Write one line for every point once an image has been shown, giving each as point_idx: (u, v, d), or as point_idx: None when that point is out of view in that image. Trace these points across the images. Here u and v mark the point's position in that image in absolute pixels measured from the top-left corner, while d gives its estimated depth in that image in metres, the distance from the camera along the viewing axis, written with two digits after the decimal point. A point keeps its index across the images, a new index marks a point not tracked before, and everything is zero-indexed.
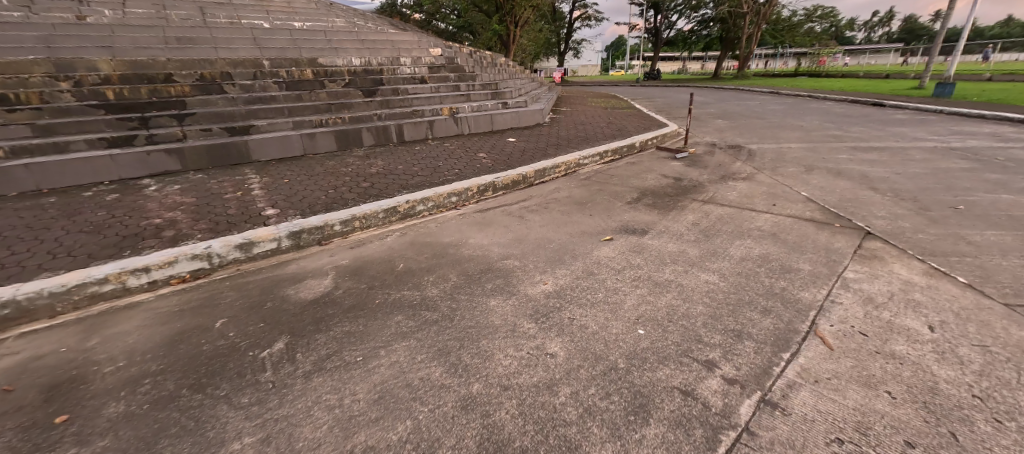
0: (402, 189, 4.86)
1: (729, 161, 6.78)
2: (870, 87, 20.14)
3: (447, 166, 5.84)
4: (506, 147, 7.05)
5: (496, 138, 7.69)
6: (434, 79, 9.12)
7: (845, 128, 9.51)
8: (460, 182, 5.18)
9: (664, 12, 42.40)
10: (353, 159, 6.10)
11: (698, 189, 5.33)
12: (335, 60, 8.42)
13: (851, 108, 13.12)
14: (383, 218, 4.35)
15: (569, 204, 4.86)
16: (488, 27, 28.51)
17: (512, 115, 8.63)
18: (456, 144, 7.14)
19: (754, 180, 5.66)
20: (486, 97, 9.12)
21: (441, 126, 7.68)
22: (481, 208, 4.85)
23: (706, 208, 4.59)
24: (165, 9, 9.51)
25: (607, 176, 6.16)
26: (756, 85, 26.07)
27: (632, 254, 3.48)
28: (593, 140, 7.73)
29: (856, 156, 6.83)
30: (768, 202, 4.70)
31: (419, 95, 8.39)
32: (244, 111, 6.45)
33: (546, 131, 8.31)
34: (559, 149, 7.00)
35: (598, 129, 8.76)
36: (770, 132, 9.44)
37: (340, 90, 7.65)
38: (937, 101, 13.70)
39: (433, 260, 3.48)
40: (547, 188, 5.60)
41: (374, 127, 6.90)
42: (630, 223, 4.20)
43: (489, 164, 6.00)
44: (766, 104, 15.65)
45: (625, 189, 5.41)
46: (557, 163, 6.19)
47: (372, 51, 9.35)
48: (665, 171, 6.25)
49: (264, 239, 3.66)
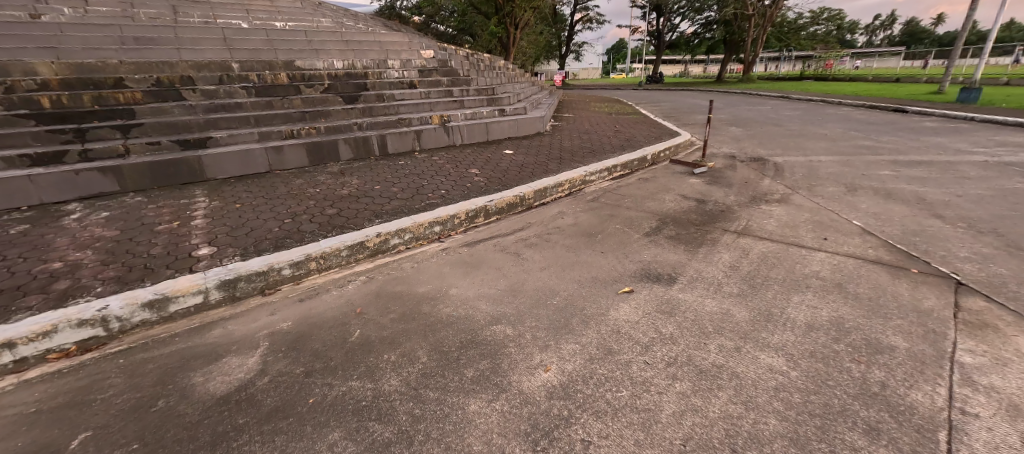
0: (374, 216, 4.05)
1: (755, 179, 5.97)
2: (885, 92, 19.32)
3: (432, 185, 5.02)
4: (501, 161, 6.24)
5: (492, 150, 6.88)
6: (424, 84, 8.32)
7: (875, 138, 8.67)
8: (444, 206, 4.37)
9: (667, 15, 41.71)
10: (325, 177, 5.29)
11: (726, 215, 4.52)
12: (314, 62, 7.62)
13: (873, 114, 12.31)
14: (347, 256, 3.54)
15: (574, 235, 4.05)
16: (488, 29, 27.77)
17: (509, 124, 7.83)
18: (446, 158, 6.33)
19: (790, 203, 4.86)
20: (481, 104, 8.33)
21: (430, 136, 6.87)
22: (469, 240, 4.04)
23: (742, 243, 3.77)
24: (133, 7, 8.72)
25: (617, 196, 5.36)
26: (764, 89, 25.23)
27: (660, 315, 2.65)
28: (599, 152, 6.92)
29: (899, 173, 6.01)
30: (816, 235, 3.89)
31: (407, 101, 7.59)
32: (202, 121, 5.65)
33: (547, 142, 7.51)
34: (561, 163, 6.19)
35: (605, 138, 7.95)
36: (793, 142, 8.62)
37: (318, 96, 6.85)
38: (963, 107, 12.87)
39: (399, 324, 2.66)
40: (549, 212, 4.79)
41: (353, 139, 6.09)
42: (652, 264, 3.40)
43: (480, 182, 5.18)
44: (779, 110, 14.84)
45: (640, 214, 4.60)
46: (560, 181, 5.39)
47: (357, 53, 8.54)
48: (684, 191, 5.44)
49: (184, 293, 2.84)
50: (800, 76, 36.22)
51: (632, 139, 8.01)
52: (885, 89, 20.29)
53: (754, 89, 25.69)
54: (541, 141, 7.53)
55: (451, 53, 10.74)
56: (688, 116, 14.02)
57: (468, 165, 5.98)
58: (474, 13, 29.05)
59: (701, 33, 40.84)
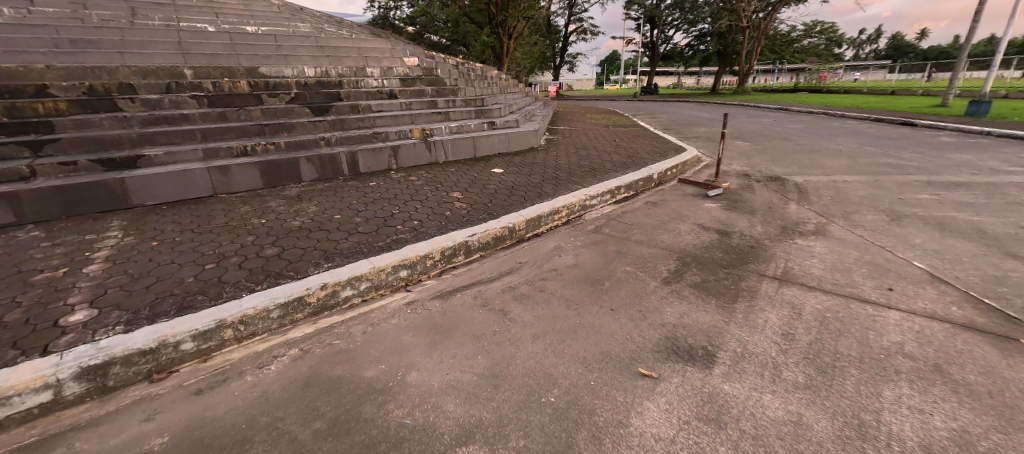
0: (323, 259, 3.21)
1: (779, 204, 5.21)
2: (886, 104, 18.91)
3: (403, 213, 4.19)
4: (488, 181, 5.44)
5: (479, 168, 6.08)
6: (406, 94, 7.53)
7: (895, 155, 8.00)
8: (414, 243, 3.54)
9: (661, 27, 41.64)
10: (278, 203, 4.44)
11: (758, 253, 3.74)
12: (281, 69, 6.82)
13: (882, 128, 11.74)
14: (279, 318, 2.70)
15: (575, 283, 3.24)
16: (481, 39, 27.27)
17: (499, 139, 7.05)
18: (425, 177, 5.52)
19: (829, 237, 4.09)
20: (469, 116, 7.55)
21: (409, 153, 6.06)
22: (443, 290, 3.20)
23: (789, 295, 2.98)
24: (85, 8, 7.89)
25: (623, 225, 4.56)
26: (761, 101, 24.82)
27: (706, 429, 1.83)
28: (599, 171, 6.15)
29: (940, 196, 5.29)
30: (876, 284, 3.12)
31: (385, 113, 6.80)
32: (136, 136, 4.79)
33: (541, 159, 6.74)
34: (558, 184, 5.40)
35: (605, 155, 7.19)
36: (809, 158, 7.93)
37: (281, 107, 6.03)
38: (974, 121, 12.34)
39: (325, 443, 1.81)
40: (543, 249, 3.97)
41: (317, 157, 5.26)
42: (679, 330, 2.59)
43: (462, 209, 4.36)
44: (783, 122, 14.28)
45: (654, 251, 3.80)
46: (556, 207, 4.59)
47: (332, 60, 7.74)
48: (701, 219, 4.67)
49: (21, 390, 1.98)
50: (794, 88, 36.13)
51: (635, 155, 7.26)
52: (885, 102, 19.88)
53: (751, 101, 25.30)
54: (534, 158, 6.77)
55: (438, 62, 9.99)
56: (689, 128, 13.38)
57: (450, 186, 5.17)
58: (468, 23, 28.56)
59: (695, 45, 40.80)
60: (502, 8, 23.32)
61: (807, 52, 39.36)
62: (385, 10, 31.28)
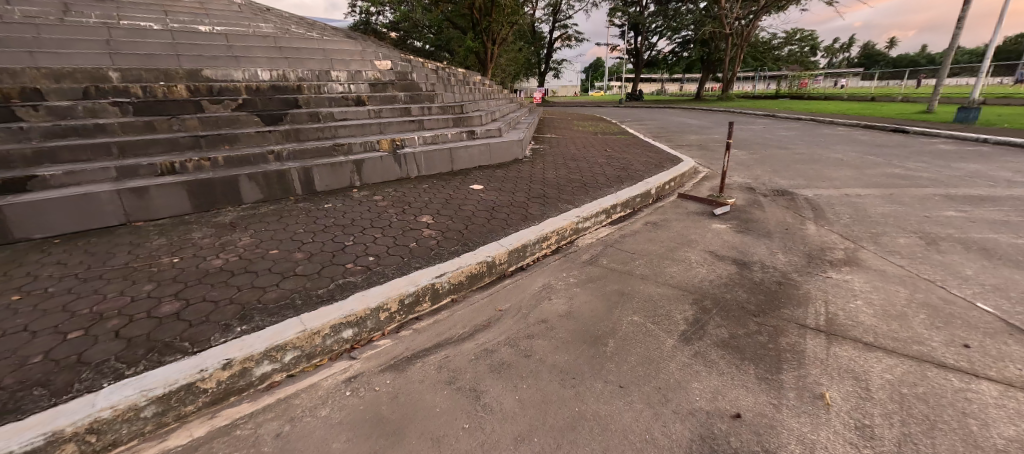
0: (237, 318, 2.42)
1: (795, 223, 4.61)
2: (870, 111, 18.90)
3: (358, 245, 3.42)
4: (465, 201, 4.69)
5: (456, 184, 5.34)
6: (376, 100, 6.75)
7: (900, 164, 7.57)
8: (364, 290, 2.77)
9: (645, 34, 41.72)
10: (205, 233, 3.62)
11: (789, 291, 3.09)
12: (230, 72, 5.99)
13: (876, 135, 11.44)
14: (156, 417, 1.90)
15: (570, 342, 2.52)
16: (465, 45, 26.69)
17: (480, 150, 6.33)
18: (392, 196, 4.75)
19: (866, 267, 3.48)
20: (446, 125, 6.82)
21: (375, 167, 5.29)
22: (398, 356, 2.44)
23: (845, 358, 2.32)
24: (7, 4, 6.93)
25: (623, 253, 3.87)
26: (746, 107, 24.72)
27: None
28: (591, 186, 5.47)
29: (968, 213, 4.77)
30: (946, 339, 2.49)
31: (349, 121, 6.02)
32: (32, 151, 3.91)
33: (526, 173, 6.04)
34: (545, 203, 4.70)
35: (596, 167, 6.53)
36: (812, 169, 7.43)
37: (225, 115, 5.20)
38: (965, 127, 12.16)
39: None
40: (529, 289, 3.24)
41: (262, 174, 4.45)
42: (716, 422, 1.89)
43: (432, 238, 3.62)
44: (773, 129, 13.95)
45: (664, 291, 3.11)
46: (544, 233, 3.88)
47: (293, 63, 6.93)
48: (712, 245, 4.02)
49: None
50: (775, 95, 36.48)
51: (629, 167, 6.62)
52: (868, 108, 19.91)
53: (736, 107, 25.23)
54: (518, 171, 6.07)
55: (414, 65, 9.23)
56: (679, 136, 12.88)
57: (420, 206, 4.42)
58: (451, 29, 27.95)
59: (679, 52, 40.99)
60: (486, 13, 22.75)
61: (788, 60, 39.91)
62: (367, 15, 30.47)
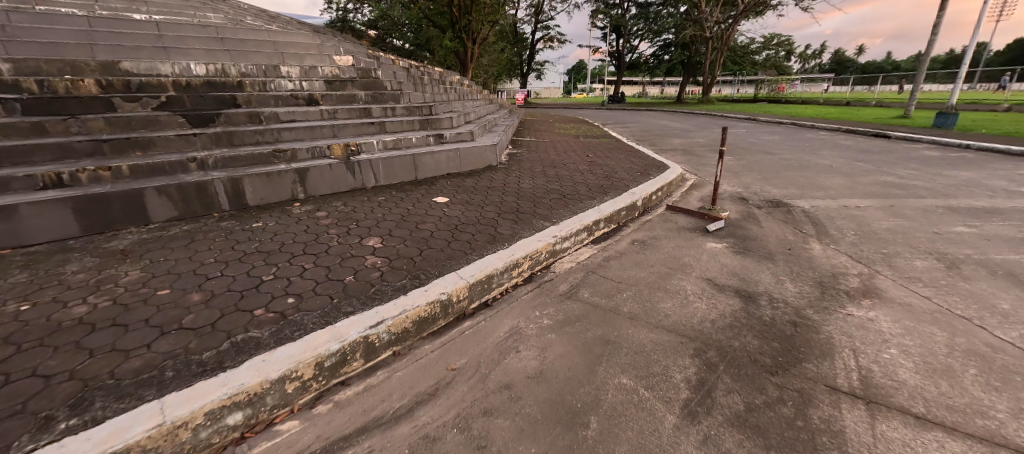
0: (67, 408, 1.70)
1: (797, 241, 4.11)
2: (849, 115, 18.99)
3: (278, 281, 2.72)
4: (425, 217, 4.02)
5: (417, 196, 4.66)
6: (331, 99, 6.00)
7: (891, 172, 7.25)
8: (269, 350, 2.08)
9: (627, 36, 41.69)
10: (84, 266, 2.86)
11: (808, 335, 2.54)
12: (155, 66, 5.16)
13: (860, 140, 11.24)
14: None
15: (540, 422, 1.89)
16: (444, 44, 25.93)
17: (448, 156, 5.66)
18: (337, 212, 4.04)
19: (888, 299, 2.97)
20: (410, 127, 6.12)
21: (323, 177, 4.56)
22: (304, 450, 1.77)
23: (898, 443, 1.76)
24: None
25: (608, 283, 3.27)
26: (728, 111, 24.70)
27: None
28: (571, 197, 4.87)
29: (979, 229, 4.37)
30: (1012, 407, 1.96)
31: (296, 122, 5.27)
32: None
33: (499, 182, 5.40)
34: (518, 219, 4.07)
35: (577, 174, 5.94)
36: (803, 176, 7.03)
37: (140, 115, 4.39)
38: (945, 132, 12.09)
39: None
40: (492, 336, 2.60)
41: (176, 186, 3.68)
42: None
43: (375, 269, 2.94)
44: (756, 133, 13.70)
45: (658, 337, 2.52)
46: (514, 259, 3.25)
47: (236, 56, 6.12)
48: (709, 271, 3.46)
49: None
50: (754, 98, 36.92)
51: (613, 175, 6.07)
52: (846, 113, 20.06)
53: (718, 111, 25.22)
54: (490, 181, 5.42)
55: (381, 63, 8.48)
56: (663, 139, 12.46)
57: (369, 225, 3.73)
58: (430, 27, 27.14)
59: (660, 55, 41.12)
60: (465, 11, 22.08)
61: (765, 64, 40.51)
62: (343, 12, 29.38)
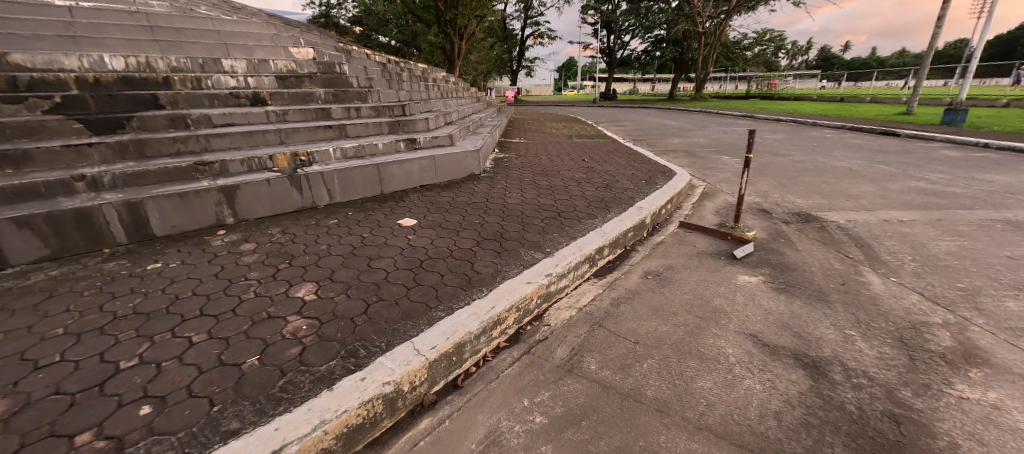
0: None
1: (848, 272, 3.31)
2: (848, 112, 18.41)
3: (141, 371, 1.84)
4: (383, 247, 3.14)
5: (378, 218, 3.77)
6: (282, 98, 5.07)
7: (920, 176, 6.51)
8: None
9: (617, 32, 40.92)
10: None
11: (924, 445, 1.71)
12: (54, 58, 4.17)
13: (870, 139, 10.55)
14: None
15: None
16: (430, 40, 24.80)
17: (420, 164, 4.77)
18: (269, 243, 3.15)
19: (1003, 369, 2.17)
20: (378, 131, 5.20)
21: (259, 196, 3.65)
22: None
23: None
24: None
25: (620, 344, 2.43)
26: (724, 108, 23.99)
27: None
28: (567, 215, 4.03)
29: None
30: None
31: (234, 127, 4.34)
32: None
33: (481, 196, 4.53)
34: (501, 248, 3.21)
35: (573, 185, 5.08)
36: (824, 181, 6.27)
37: (21, 121, 3.41)
38: (957, 130, 11.45)
39: None
40: (458, 451, 1.74)
41: (46, 217, 2.75)
42: None
43: (294, 341, 2.06)
44: (758, 131, 12.99)
45: (705, 451, 1.69)
46: (493, 314, 2.39)
47: (167, 48, 5.15)
48: (751, 321, 2.63)
49: None
50: (747, 95, 36.38)
51: (615, 184, 5.21)
52: (845, 109, 19.44)
53: (712, 108, 24.54)
54: (469, 195, 4.54)
55: (350, 58, 7.51)
56: (662, 139, 11.65)
57: (305, 263, 2.84)
58: (416, 23, 26.01)
59: (651, 51, 40.43)
60: (451, 5, 21.00)
61: (758, 61, 40.00)
62: (326, 8, 28.19)
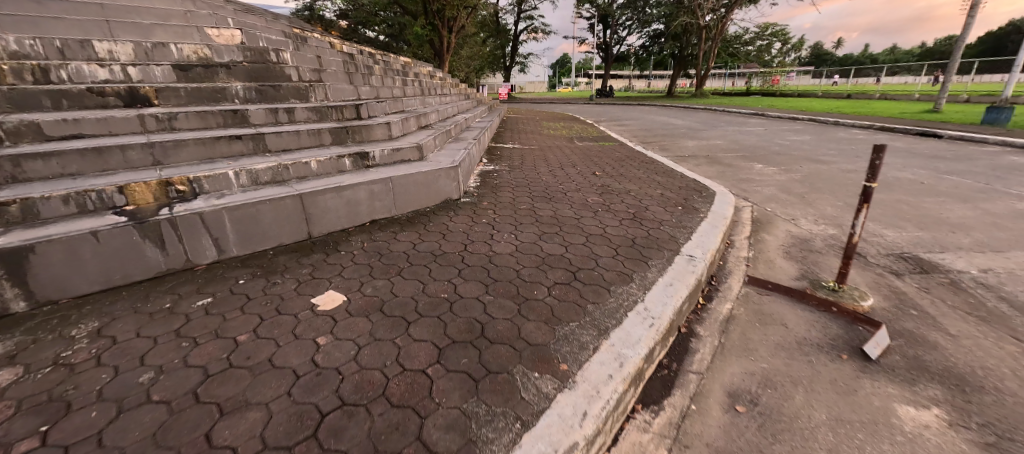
0: None
1: None
2: (865, 109, 17.17)
3: None
4: (261, 372, 1.70)
5: (283, 292, 2.30)
6: (176, 97, 3.56)
7: (1016, 193, 5.17)
8: None
9: (613, 27, 39.52)
10: None
11: None
12: None
13: (913, 142, 9.24)
14: None
15: None
16: (416, 32, 23.12)
17: (371, 191, 3.30)
18: (48, 370, 1.69)
19: None
20: (316, 142, 3.71)
21: (82, 263, 2.18)
22: None
23: None
24: None
25: None
26: (728, 105, 22.66)
27: None
28: (588, 276, 2.60)
29: None
30: None
31: (80, 141, 2.84)
32: None
33: (456, 238, 3.08)
34: (480, 368, 1.77)
35: (588, 216, 3.65)
36: (901, 201, 4.92)
37: None
38: (1003, 130, 10.19)
39: None
40: None
41: None
42: None
43: None
44: (778, 132, 11.65)
45: None
46: None
47: (13, 25, 3.60)
48: None
49: None
50: (747, 92, 35.14)
51: (644, 213, 3.79)
52: (861, 107, 18.16)
53: (715, 105, 23.22)
54: (438, 238, 3.09)
55: (299, 46, 5.96)
56: (675, 141, 10.22)
57: (76, 436, 1.40)
58: (401, 15, 24.27)
59: (649, 46, 39.09)
60: None
61: (758, 56, 38.72)
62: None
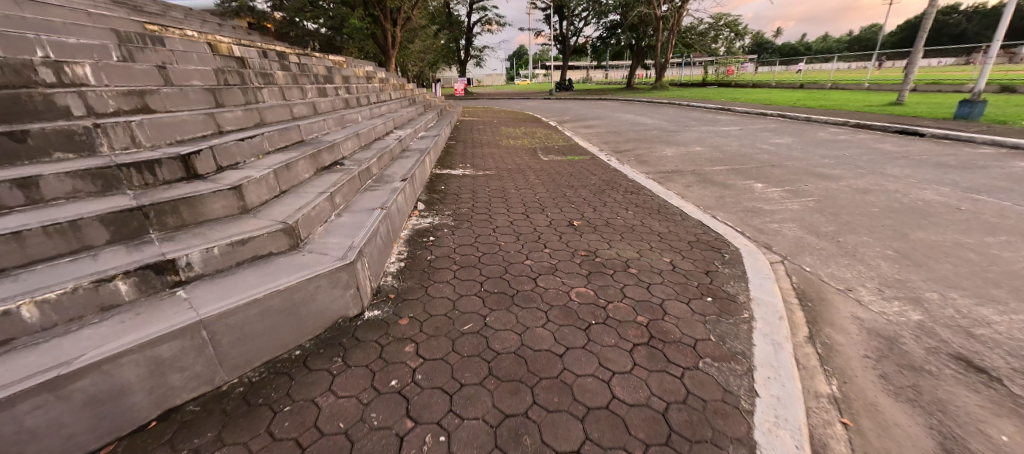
0: None
1: None
2: (828, 101, 16.85)
3: None
4: None
5: None
6: None
7: None
8: None
9: (568, 18, 38.28)
10: None
11: None
12: None
13: (902, 144, 8.50)
14: None
15: None
16: (356, 25, 20.80)
17: (152, 361, 1.65)
18: None
19: None
20: (72, 246, 1.98)
21: None
22: None
23: None
24: None
25: None
26: (690, 99, 22.14)
27: None
28: None
29: None
30: None
31: None
32: None
33: None
34: None
35: (577, 343, 2.17)
36: (961, 247, 3.81)
37: None
38: (980, 125, 9.71)
39: None
40: None
41: None
42: None
43: None
44: (755, 133, 10.75)
45: None
46: None
47: None
48: None
49: None
50: (704, 82, 35.18)
51: (662, 323, 2.36)
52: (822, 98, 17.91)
53: (677, 98, 22.58)
54: None
55: (132, 53, 4.05)
56: (651, 149, 9.02)
57: None
58: (339, 5, 21.81)
59: (605, 38, 38.27)
60: None
61: (713, 46, 38.95)
62: None
